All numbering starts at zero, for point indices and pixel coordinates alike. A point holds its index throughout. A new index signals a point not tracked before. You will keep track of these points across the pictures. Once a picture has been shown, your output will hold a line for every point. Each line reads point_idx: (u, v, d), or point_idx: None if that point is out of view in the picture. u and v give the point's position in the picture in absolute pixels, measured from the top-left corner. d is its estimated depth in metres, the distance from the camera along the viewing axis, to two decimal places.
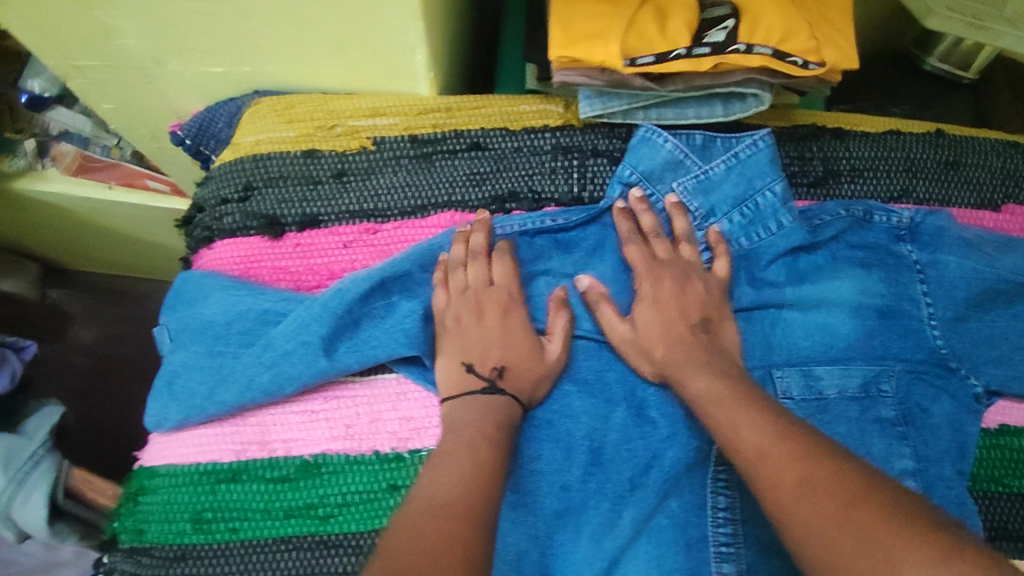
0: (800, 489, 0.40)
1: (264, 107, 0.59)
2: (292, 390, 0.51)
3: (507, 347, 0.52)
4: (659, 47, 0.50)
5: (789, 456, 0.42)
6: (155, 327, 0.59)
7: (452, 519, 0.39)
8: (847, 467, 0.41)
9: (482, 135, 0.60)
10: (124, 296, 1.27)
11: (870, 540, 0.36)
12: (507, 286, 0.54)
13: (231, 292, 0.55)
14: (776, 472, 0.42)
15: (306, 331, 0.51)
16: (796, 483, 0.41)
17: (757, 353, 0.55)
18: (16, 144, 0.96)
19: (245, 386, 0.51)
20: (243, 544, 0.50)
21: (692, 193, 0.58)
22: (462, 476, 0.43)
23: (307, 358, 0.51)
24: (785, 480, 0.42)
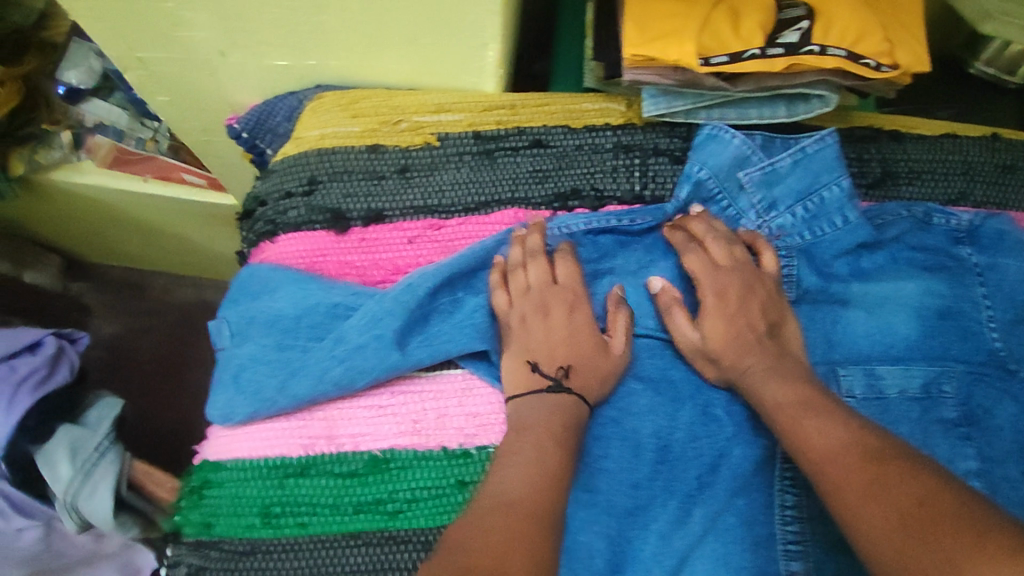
0: (870, 488, 0.40)
1: (328, 102, 0.59)
2: (364, 383, 0.51)
3: (571, 346, 0.52)
4: (733, 47, 0.50)
5: (855, 460, 0.41)
6: (212, 320, 0.58)
7: (523, 518, 0.40)
8: (918, 468, 0.39)
9: (543, 132, 0.60)
10: (145, 289, 1.27)
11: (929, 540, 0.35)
12: (575, 285, 0.55)
13: (299, 285, 0.55)
14: (840, 474, 0.41)
15: (378, 325, 0.52)
16: (864, 484, 0.40)
17: (819, 351, 0.55)
18: (53, 136, 0.96)
19: (315, 380, 0.51)
20: (311, 539, 0.50)
21: (758, 185, 0.58)
22: (530, 474, 0.43)
23: (380, 352, 0.51)
24: (852, 480, 0.41)
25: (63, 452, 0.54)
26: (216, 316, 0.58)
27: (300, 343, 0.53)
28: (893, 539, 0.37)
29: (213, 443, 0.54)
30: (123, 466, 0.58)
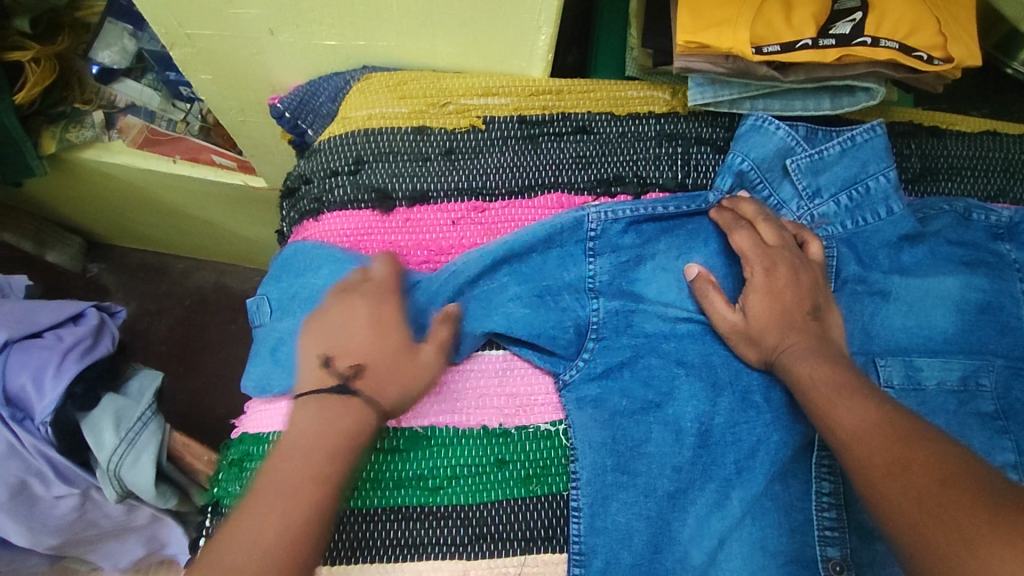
0: (890, 469, 0.39)
1: (376, 82, 0.61)
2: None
3: (367, 343, 0.49)
4: (786, 37, 0.52)
5: (885, 440, 0.40)
6: (251, 298, 0.58)
7: (260, 559, 0.39)
8: (949, 448, 0.39)
9: (588, 119, 0.61)
10: (164, 273, 1.28)
11: (944, 520, 0.34)
12: (386, 280, 0.52)
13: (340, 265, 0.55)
14: (866, 453, 0.41)
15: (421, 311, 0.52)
16: (888, 463, 0.39)
17: (858, 341, 0.54)
18: (84, 115, 0.96)
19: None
20: (351, 512, 0.49)
21: (804, 172, 0.58)
22: (290, 501, 0.42)
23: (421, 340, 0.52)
24: (876, 460, 0.40)
25: (109, 421, 0.57)
26: (256, 293, 0.58)
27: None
28: (911, 518, 0.36)
29: (253, 417, 0.55)
30: (165, 437, 0.60)
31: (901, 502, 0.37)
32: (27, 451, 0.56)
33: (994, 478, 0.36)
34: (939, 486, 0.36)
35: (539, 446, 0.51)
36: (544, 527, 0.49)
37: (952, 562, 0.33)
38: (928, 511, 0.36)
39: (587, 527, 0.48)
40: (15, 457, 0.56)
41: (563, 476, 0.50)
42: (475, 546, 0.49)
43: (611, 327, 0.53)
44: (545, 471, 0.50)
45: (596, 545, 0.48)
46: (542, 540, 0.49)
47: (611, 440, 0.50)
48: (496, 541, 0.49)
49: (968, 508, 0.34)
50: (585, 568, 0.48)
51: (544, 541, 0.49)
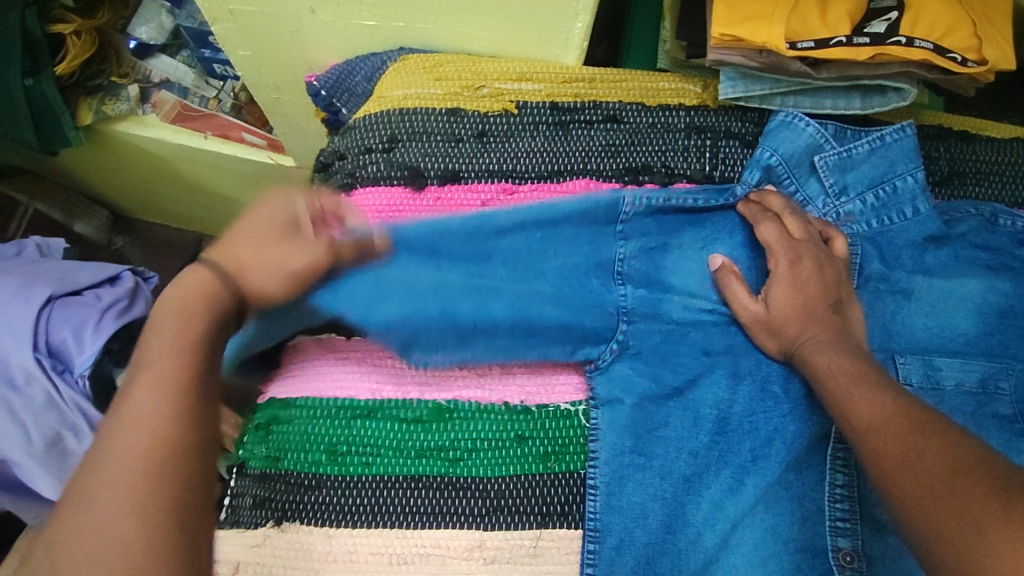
0: (906, 457, 0.40)
1: (412, 64, 0.62)
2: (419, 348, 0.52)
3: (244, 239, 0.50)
4: (820, 34, 0.52)
5: (901, 429, 0.41)
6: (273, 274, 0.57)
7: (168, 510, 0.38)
8: (963, 435, 0.39)
9: (618, 108, 0.62)
10: (187, 250, 1.30)
11: (957, 505, 0.35)
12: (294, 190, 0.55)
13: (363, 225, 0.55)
14: (881, 441, 0.41)
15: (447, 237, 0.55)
16: (902, 451, 0.40)
17: (878, 338, 0.55)
18: (120, 89, 0.97)
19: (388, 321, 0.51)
20: (374, 479, 0.50)
21: (832, 169, 0.59)
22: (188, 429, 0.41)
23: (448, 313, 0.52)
24: (890, 449, 0.41)
25: None
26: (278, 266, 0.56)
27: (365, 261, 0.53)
28: (923, 503, 0.37)
29: (279, 385, 0.55)
30: None
31: (914, 488, 0.38)
32: (65, 404, 0.59)
33: (1008, 466, 0.36)
34: (952, 474, 0.37)
35: (559, 425, 0.52)
36: (561, 503, 0.50)
37: (962, 545, 0.34)
38: (939, 497, 0.36)
39: (603, 504, 0.50)
40: (54, 410, 0.59)
41: (581, 455, 0.51)
42: (494, 517, 0.50)
43: (639, 312, 0.54)
44: (564, 449, 0.51)
45: (610, 523, 0.49)
46: (559, 516, 0.50)
47: (630, 421, 0.51)
48: (514, 513, 0.50)
49: (981, 494, 0.35)
50: (599, 544, 0.49)
51: (560, 517, 0.50)
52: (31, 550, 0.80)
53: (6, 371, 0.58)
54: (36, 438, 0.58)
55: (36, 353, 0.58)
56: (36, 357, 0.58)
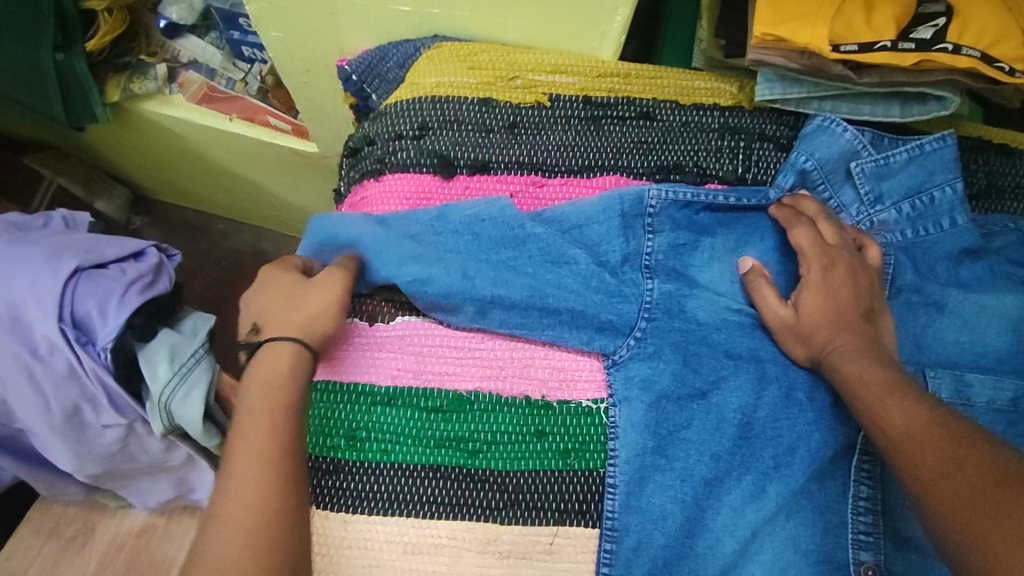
0: (944, 469, 0.39)
1: (447, 52, 0.62)
2: (443, 312, 0.53)
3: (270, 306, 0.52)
4: (864, 37, 0.51)
5: (937, 440, 0.41)
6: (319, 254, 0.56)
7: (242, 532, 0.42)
8: (1003, 448, 0.39)
9: (652, 105, 0.61)
10: (204, 232, 1.30)
11: (999, 519, 0.35)
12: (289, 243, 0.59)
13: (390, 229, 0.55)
14: (917, 453, 0.41)
15: (477, 228, 0.55)
16: (939, 463, 0.39)
17: (908, 350, 0.54)
18: (149, 67, 0.97)
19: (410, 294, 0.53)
20: (393, 467, 0.50)
21: (868, 176, 0.57)
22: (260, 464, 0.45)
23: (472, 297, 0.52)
24: (926, 459, 0.40)
25: (164, 354, 0.59)
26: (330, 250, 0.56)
27: (390, 255, 0.53)
28: (962, 517, 0.36)
29: None
30: (214, 377, 0.62)
31: (951, 501, 0.37)
32: (86, 375, 0.58)
33: None
34: (994, 486, 0.36)
35: (579, 422, 0.51)
36: (579, 501, 0.49)
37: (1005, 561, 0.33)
38: (980, 510, 0.36)
39: (622, 504, 0.49)
40: (75, 381, 0.58)
41: (601, 453, 0.50)
42: (511, 512, 0.49)
43: (663, 308, 0.54)
44: (585, 447, 0.50)
45: (628, 523, 0.49)
46: (576, 514, 0.49)
47: (654, 422, 0.50)
48: (530, 508, 0.49)
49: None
50: (616, 544, 0.49)
51: (577, 515, 0.49)
52: (42, 521, 0.81)
53: (31, 340, 0.57)
54: (56, 409, 0.59)
55: (60, 324, 0.56)
56: (61, 329, 0.56)
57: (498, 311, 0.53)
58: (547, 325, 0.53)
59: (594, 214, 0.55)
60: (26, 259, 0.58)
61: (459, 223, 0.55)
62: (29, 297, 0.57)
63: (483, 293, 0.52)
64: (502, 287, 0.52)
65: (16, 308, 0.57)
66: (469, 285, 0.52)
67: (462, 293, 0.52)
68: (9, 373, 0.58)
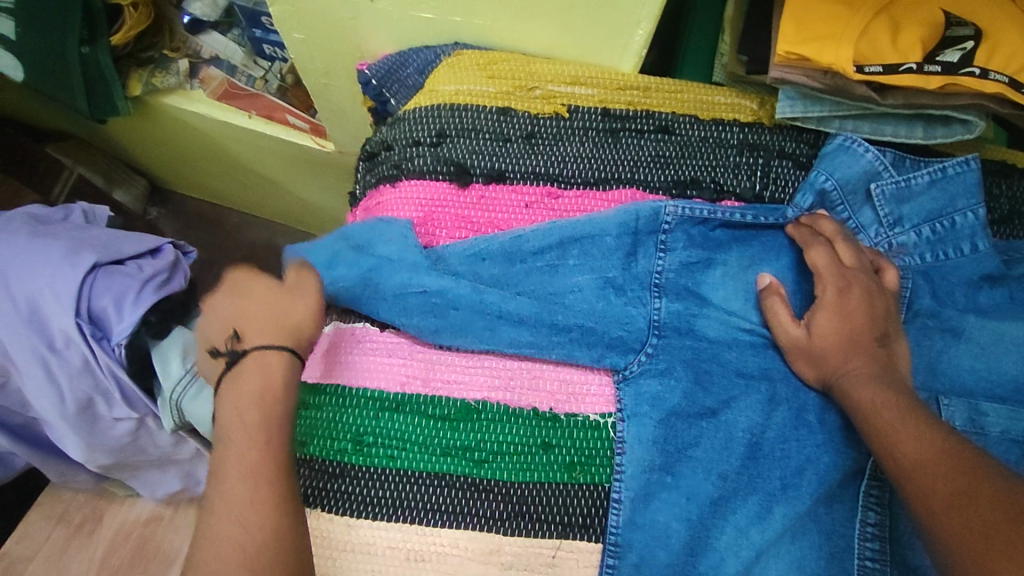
0: (956, 501, 0.39)
1: (467, 59, 0.62)
2: (449, 326, 0.53)
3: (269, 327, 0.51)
4: (890, 59, 0.51)
5: (950, 470, 0.40)
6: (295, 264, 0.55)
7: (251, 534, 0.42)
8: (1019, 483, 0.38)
9: (671, 119, 0.60)
10: (219, 225, 1.31)
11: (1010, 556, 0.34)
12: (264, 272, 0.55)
13: (395, 258, 0.54)
14: (929, 483, 0.40)
15: (478, 266, 0.55)
16: (951, 495, 0.39)
17: (922, 376, 0.53)
18: (171, 62, 0.98)
19: (398, 304, 0.53)
20: (398, 473, 0.50)
21: (888, 199, 0.57)
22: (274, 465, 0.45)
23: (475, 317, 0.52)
24: (938, 490, 0.40)
25: (178, 349, 0.59)
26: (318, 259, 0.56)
27: (402, 268, 0.54)
28: (974, 552, 0.36)
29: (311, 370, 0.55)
30: None
31: (962, 534, 0.37)
32: (99, 369, 0.58)
33: None
34: (1008, 522, 0.36)
35: (586, 436, 0.51)
36: (583, 515, 0.49)
37: None
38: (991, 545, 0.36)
39: (626, 520, 0.49)
40: (89, 374, 0.59)
41: (607, 468, 0.50)
42: (514, 523, 0.49)
43: (673, 326, 0.54)
44: (590, 461, 0.50)
45: (632, 539, 0.49)
46: (580, 528, 0.49)
47: (662, 439, 0.50)
48: (535, 520, 0.49)
49: None
50: (619, 560, 0.48)
51: (582, 529, 0.49)
52: (53, 507, 0.82)
53: (48, 332, 0.58)
54: (69, 401, 0.60)
55: (76, 319, 0.57)
56: (77, 323, 0.57)
57: (507, 329, 0.53)
58: (557, 345, 0.53)
59: (608, 227, 0.55)
60: (47, 252, 0.59)
61: (455, 264, 0.54)
62: (48, 290, 0.57)
63: (490, 307, 0.52)
64: (511, 303, 0.53)
65: (36, 301, 0.57)
66: (477, 297, 0.52)
67: (471, 305, 0.52)
68: (25, 363, 0.58)
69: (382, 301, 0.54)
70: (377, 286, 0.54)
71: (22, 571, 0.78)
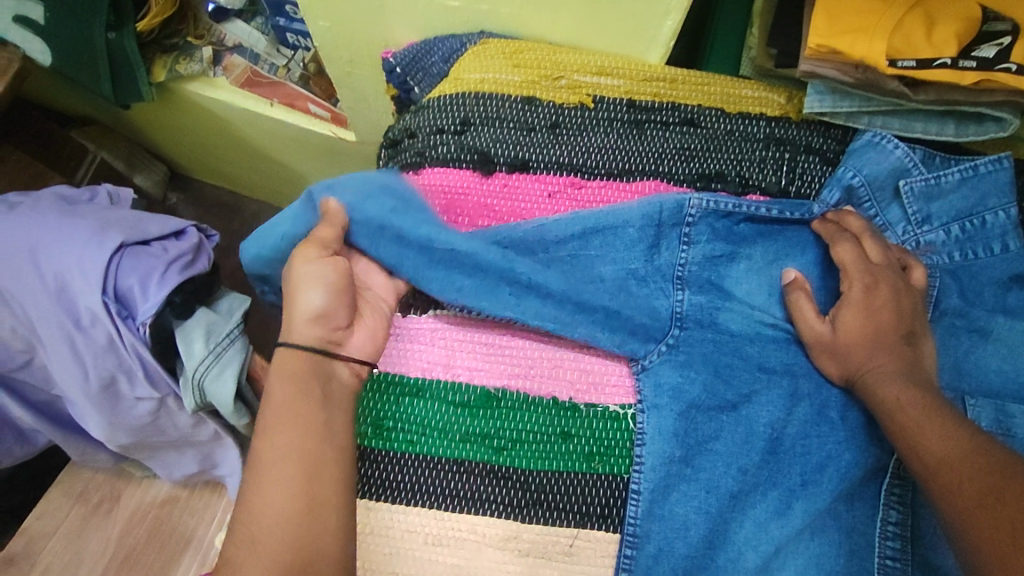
0: (984, 500, 0.38)
1: (493, 48, 0.62)
2: (478, 297, 0.52)
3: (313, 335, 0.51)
4: (923, 54, 0.50)
5: (977, 469, 0.40)
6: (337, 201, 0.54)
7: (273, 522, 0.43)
8: None
9: (696, 112, 0.60)
10: (236, 213, 1.32)
11: None
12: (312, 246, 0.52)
13: (428, 218, 0.54)
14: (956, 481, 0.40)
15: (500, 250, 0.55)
16: (980, 494, 0.39)
17: (948, 376, 0.53)
18: (195, 49, 0.98)
19: (428, 266, 0.53)
20: (417, 458, 0.50)
21: (917, 196, 0.56)
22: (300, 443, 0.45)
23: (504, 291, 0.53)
24: (964, 489, 0.40)
25: (201, 332, 0.60)
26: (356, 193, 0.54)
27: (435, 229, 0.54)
28: (1002, 550, 0.36)
29: None
30: (247, 359, 0.63)
31: (989, 532, 0.37)
32: (124, 347, 0.59)
33: None
34: None
35: (606, 426, 0.51)
36: (600, 505, 0.49)
37: None
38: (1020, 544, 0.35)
39: (645, 511, 0.49)
40: (113, 353, 0.60)
41: (626, 459, 0.50)
42: (532, 511, 0.49)
43: (695, 320, 0.53)
44: (609, 451, 0.50)
45: (650, 531, 0.48)
46: (598, 518, 0.49)
47: (683, 432, 0.50)
48: (552, 509, 0.49)
49: None
50: (637, 551, 0.48)
51: (599, 519, 0.49)
52: (72, 485, 0.84)
53: (74, 310, 0.58)
54: (93, 378, 0.61)
55: (104, 297, 0.57)
56: (104, 301, 0.57)
57: (535, 300, 0.53)
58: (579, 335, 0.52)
59: (632, 219, 0.55)
60: (76, 231, 0.60)
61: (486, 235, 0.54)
62: (76, 267, 0.58)
63: (520, 273, 0.52)
64: (540, 274, 0.52)
65: (63, 278, 0.58)
66: (507, 262, 0.52)
67: (501, 272, 0.52)
68: (52, 339, 0.59)
69: (404, 254, 0.54)
70: (399, 232, 0.53)
71: (42, 547, 0.80)
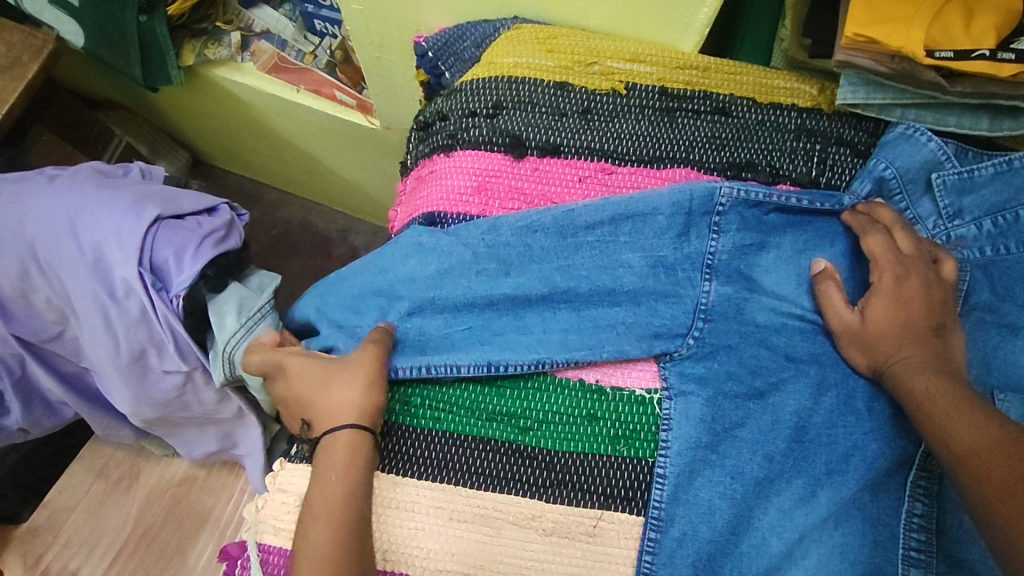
0: (1012, 490, 0.39)
1: (527, 34, 0.63)
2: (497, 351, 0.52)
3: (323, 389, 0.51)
4: (961, 44, 0.50)
5: (1005, 459, 0.40)
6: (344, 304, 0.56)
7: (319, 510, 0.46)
8: None
9: (728, 101, 0.60)
10: (255, 202, 1.34)
11: None
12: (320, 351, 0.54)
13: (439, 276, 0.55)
14: (984, 470, 0.40)
15: (528, 236, 0.55)
16: (1012, 482, 0.39)
17: (976, 370, 0.52)
18: (224, 34, 0.99)
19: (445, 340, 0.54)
20: (444, 434, 0.51)
21: (949, 189, 0.56)
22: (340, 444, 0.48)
23: (525, 345, 0.53)
24: (993, 477, 0.40)
25: (232, 306, 0.60)
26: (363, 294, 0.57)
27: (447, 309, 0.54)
28: None
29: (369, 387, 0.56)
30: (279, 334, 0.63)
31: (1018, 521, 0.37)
32: (156, 320, 0.60)
33: None
34: None
35: (633, 410, 0.51)
36: (625, 487, 0.49)
37: None
38: None
39: (670, 494, 0.49)
40: (145, 324, 0.61)
41: (652, 443, 0.50)
42: (556, 491, 0.49)
43: (721, 310, 0.53)
44: (635, 435, 0.50)
45: (675, 515, 0.49)
46: (622, 500, 0.49)
47: (710, 417, 0.50)
48: (577, 490, 0.49)
49: None
50: (661, 534, 0.48)
51: (624, 501, 0.49)
52: (94, 461, 0.85)
53: (110, 281, 0.60)
54: (124, 349, 0.62)
55: (139, 268, 0.58)
56: (139, 272, 0.58)
57: (555, 336, 0.53)
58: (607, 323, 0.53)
59: (662, 205, 0.55)
60: (112, 204, 0.61)
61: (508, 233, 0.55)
62: (113, 239, 0.59)
63: (533, 327, 0.54)
64: (555, 321, 0.54)
65: (100, 249, 0.59)
66: (522, 324, 0.54)
67: (519, 336, 0.53)
68: (87, 310, 0.61)
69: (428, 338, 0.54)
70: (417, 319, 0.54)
71: (64, 520, 0.81)
